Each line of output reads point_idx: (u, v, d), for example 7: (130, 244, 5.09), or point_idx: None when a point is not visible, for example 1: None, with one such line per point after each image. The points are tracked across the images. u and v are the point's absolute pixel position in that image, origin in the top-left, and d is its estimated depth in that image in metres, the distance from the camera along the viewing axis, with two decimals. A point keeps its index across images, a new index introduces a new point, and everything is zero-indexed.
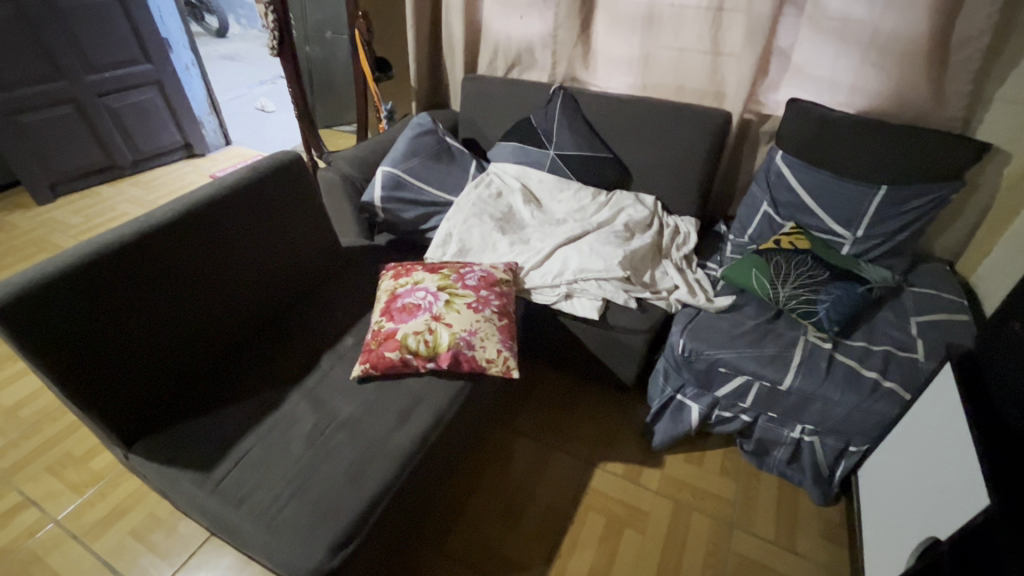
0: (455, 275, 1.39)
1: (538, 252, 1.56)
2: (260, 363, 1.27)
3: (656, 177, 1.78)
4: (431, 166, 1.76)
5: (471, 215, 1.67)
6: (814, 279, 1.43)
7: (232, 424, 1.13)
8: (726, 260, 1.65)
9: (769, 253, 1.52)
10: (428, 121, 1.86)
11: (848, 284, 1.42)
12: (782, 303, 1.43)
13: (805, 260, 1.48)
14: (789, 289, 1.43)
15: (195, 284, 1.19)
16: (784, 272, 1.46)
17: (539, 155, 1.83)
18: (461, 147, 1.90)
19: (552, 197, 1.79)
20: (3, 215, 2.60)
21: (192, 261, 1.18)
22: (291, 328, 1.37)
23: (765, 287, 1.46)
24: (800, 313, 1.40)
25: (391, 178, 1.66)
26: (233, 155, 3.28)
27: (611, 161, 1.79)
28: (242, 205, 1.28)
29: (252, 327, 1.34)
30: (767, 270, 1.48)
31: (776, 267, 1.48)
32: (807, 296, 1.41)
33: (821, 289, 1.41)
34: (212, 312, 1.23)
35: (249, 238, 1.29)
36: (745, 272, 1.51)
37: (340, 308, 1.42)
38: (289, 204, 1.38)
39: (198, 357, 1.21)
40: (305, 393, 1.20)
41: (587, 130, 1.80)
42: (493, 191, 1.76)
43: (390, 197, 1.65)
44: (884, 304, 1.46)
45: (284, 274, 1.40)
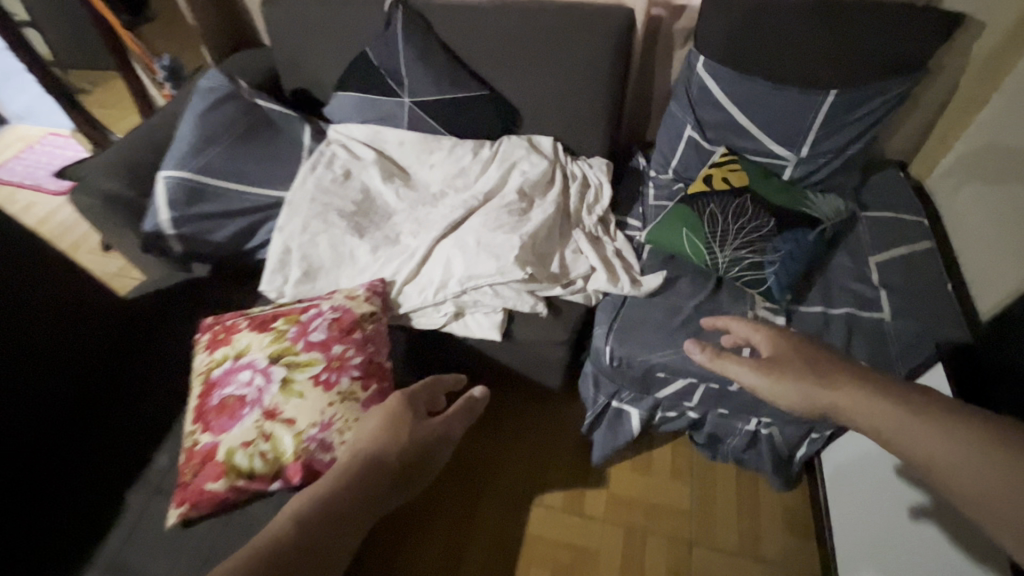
0: (294, 331, 1.00)
1: (411, 257, 1.17)
2: (43, 526, 0.88)
3: (551, 114, 1.36)
4: (240, 152, 1.24)
5: (313, 216, 1.22)
6: (759, 232, 1.14)
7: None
8: (649, 213, 1.32)
9: (701, 201, 1.21)
10: (222, 82, 1.29)
11: (799, 231, 1.14)
12: (722, 268, 1.15)
13: (744, 205, 1.18)
14: (730, 250, 1.14)
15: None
16: (721, 227, 1.16)
17: (389, 106, 1.33)
18: (284, 108, 1.37)
19: (421, 164, 1.35)
20: None
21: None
22: (84, 453, 0.97)
23: (699, 251, 1.17)
24: (744, 279, 1.12)
25: (179, 188, 1.16)
26: (12, 136, 2.47)
27: (488, 100, 1.34)
28: None
29: (24, 471, 0.93)
30: (699, 227, 1.18)
31: (710, 220, 1.18)
32: (752, 256, 1.12)
33: (768, 245, 1.12)
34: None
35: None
36: (673, 232, 1.20)
37: (136, 404, 1.02)
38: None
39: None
40: (106, 564, 0.84)
41: (448, 62, 1.30)
42: (338, 172, 1.29)
43: (185, 218, 1.16)
44: (838, 242, 1.20)
45: (28, 385, 0.95)
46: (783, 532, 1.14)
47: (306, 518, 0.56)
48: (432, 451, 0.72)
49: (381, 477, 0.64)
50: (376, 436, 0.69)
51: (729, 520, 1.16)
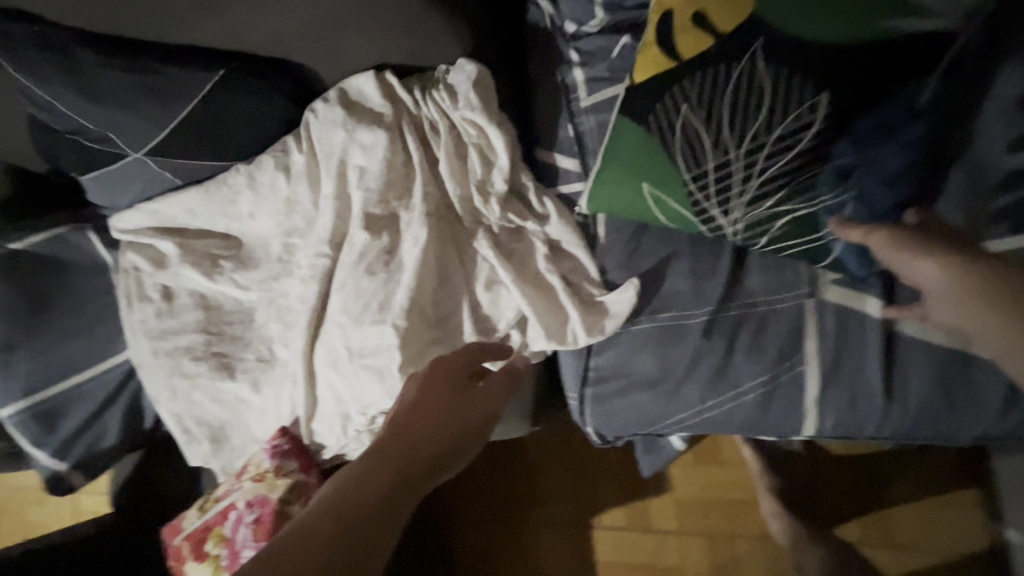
0: (227, 555, 0.85)
1: (294, 381, 0.85)
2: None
3: (348, 43, 0.76)
4: (46, 340, 0.94)
5: (171, 374, 0.92)
6: (799, 150, 0.56)
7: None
8: (586, 135, 0.72)
9: (668, 106, 0.59)
10: None
11: (896, 105, 0.55)
12: (738, 237, 0.61)
13: (759, 90, 0.56)
14: (742, 206, 0.59)
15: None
16: (717, 162, 0.58)
17: (136, 169, 0.85)
18: (46, 230, 0.96)
19: (236, 222, 0.88)
20: None
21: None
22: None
23: (686, 217, 0.62)
24: (783, 249, 0.60)
25: (30, 423, 0.95)
26: None
27: (239, 83, 0.77)
28: None
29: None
30: (674, 171, 0.60)
31: (693, 150, 0.59)
32: (792, 207, 0.58)
33: (819, 173, 0.57)
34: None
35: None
36: (630, 192, 0.63)
37: None
38: None
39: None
40: None
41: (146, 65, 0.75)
42: (157, 298, 0.92)
43: (63, 445, 0.96)
44: (993, 56, 0.55)
45: None
46: (916, 480, 0.88)
47: (336, 519, 0.56)
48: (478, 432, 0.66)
49: (395, 511, 0.58)
50: (425, 417, 0.64)
51: (842, 487, 0.90)
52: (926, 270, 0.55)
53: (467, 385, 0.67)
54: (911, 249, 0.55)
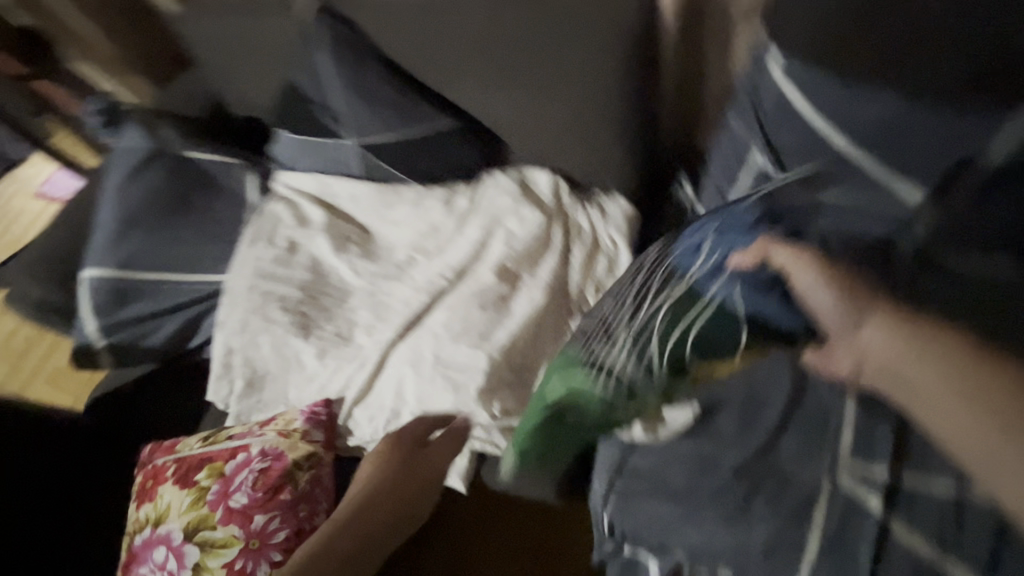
0: (215, 491, 0.85)
1: (361, 365, 0.94)
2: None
3: (545, 148, 0.96)
4: (165, 236, 1.04)
5: (252, 312, 1.01)
6: (672, 255, 0.65)
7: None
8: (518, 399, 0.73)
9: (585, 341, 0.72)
10: (145, 138, 1.10)
11: (791, 217, 0.59)
12: (649, 362, 0.57)
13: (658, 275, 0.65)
14: (627, 329, 0.63)
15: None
16: (592, 339, 0.65)
17: (333, 151, 1.03)
18: (220, 155, 1.11)
19: (381, 223, 1.04)
20: None
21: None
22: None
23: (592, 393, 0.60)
24: (700, 356, 0.53)
25: (104, 293, 1.01)
26: None
27: (455, 135, 0.96)
28: None
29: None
30: (582, 358, 0.64)
31: (596, 343, 0.65)
32: (673, 292, 0.59)
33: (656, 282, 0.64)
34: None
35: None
36: (561, 366, 0.65)
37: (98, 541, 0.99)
38: None
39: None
40: None
41: (396, 94, 0.93)
42: (281, 247, 1.04)
43: (116, 325, 1.02)
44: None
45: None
46: None
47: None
48: (427, 489, 0.83)
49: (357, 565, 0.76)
50: (380, 485, 0.80)
51: None
52: (873, 337, 0.48)
53: (417, 449, 0.84)
54: (855, 296, 0.49)
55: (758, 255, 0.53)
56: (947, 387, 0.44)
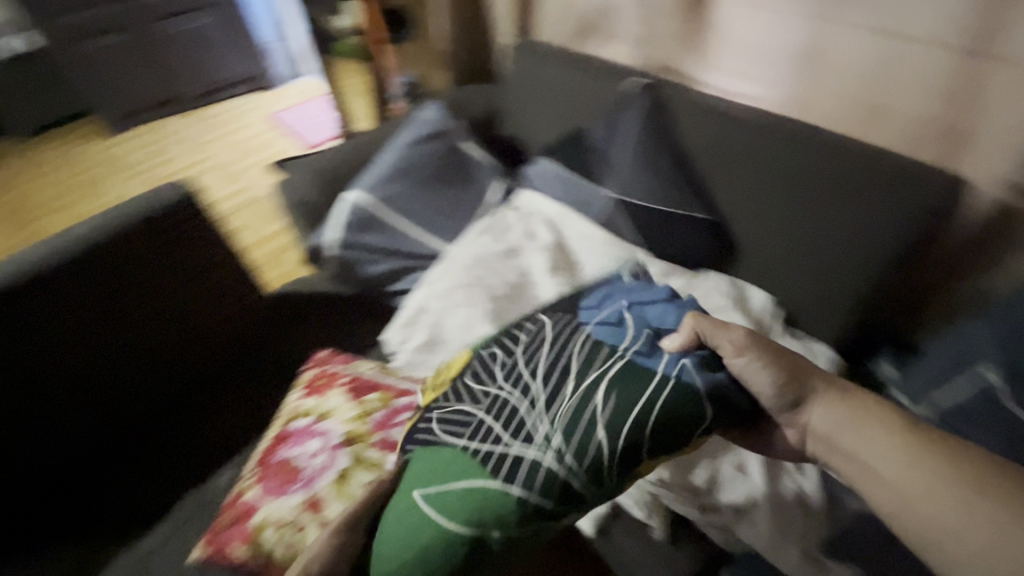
0: (381, 415, 0.90)
1: None
2: (136, 475, 0.98)
3: (777, 272, 1.04)
4: (422, 194, 1.19)
5: (460, 285, 1.11)
6: (569, 359, 0.72)
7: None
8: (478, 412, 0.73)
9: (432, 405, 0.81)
10: (439, 118, 1.26)
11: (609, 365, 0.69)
12: (574, 460, 0.64)
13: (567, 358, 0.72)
14: (551, 414, 0.68)
15: (48, 369, 0.92)
16: (489, 417, 0.72)
17: (587, 193, 1.16)
18: (488, 155, 1.28)
19: (593, 268, 1.12)
20: (71, 145, 2.55)
21: (42, 342, 0.90)
22: (193, 416, 1.05)
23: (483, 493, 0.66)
24: (607, 453, 0.63)
25: (355, 214, 1.15)
26: (297, 91, 2.83)
27: (703, 228, 1.07)
28: (108, 275, 0.95)
29: (154, 409, 1.06)
30: (450, 448, 0.72)
31: (456, 426, 0.74)
32: (613, 368, 0.68)
33: (546, 363, 0.73)
34: (83, 402, 0.96)
35: (139, 302, 0.99)
36: (443, 456, 0.71)
37: (238, 408, 1.05)
38: (175, 265, 1.02)
39: (57, 459, 0.96)
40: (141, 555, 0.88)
41: (674, 176, 1.07)
42: (506, 245, 1.14)
43: (351, 243, 1.15)
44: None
45: (175, 356, 1.05)
46: None
47: None
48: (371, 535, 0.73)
49: None
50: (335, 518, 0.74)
51: None
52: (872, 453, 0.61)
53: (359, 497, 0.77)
54: (861, 421, 0.64)
55: (691, 337, 0.70)
56: (948, 505, 0.55)
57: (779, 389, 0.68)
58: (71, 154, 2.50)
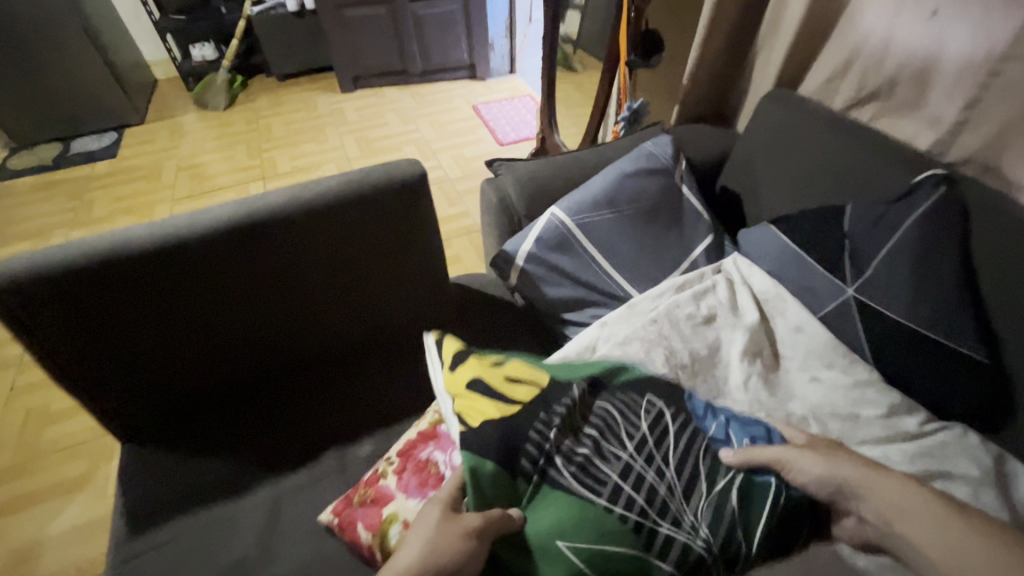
0: None
1: None
2: (290, 411, 1.04)
3: None
4: (625, 231, 1.11)
5: (637, 338, 0.96)
6: (696, 464, 0.79)
7: (215, 485, 0.93)
8: (597, 476, 0.76)
9: (536, 436, 0.79)
10: (666, 154, 1.17)
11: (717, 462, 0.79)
12: (716, 552, 0.73)
13: (687, 449, 0.80)
14: (689, 503, 0.76)
15: (259, 292, 1.01)
16: (623, 483, 0.75)
17: (820, 283, 0.97)
18: (703, 206, 1.16)
19: (803, 371, 0.94)
20: (313, 94, 2.93)
21: (262, 269, 1.00)
22: (347, 376, 1.09)
23: (613, 532, 0.72)
24: (742, 549, 0.74)
25: (552, 232, 1.10)
26: (507, 88, 2.94)
27: (976, 373, 0.83)
28: (327, 223, 1.01)
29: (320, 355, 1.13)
30: (586, 498, 0.74)
31: (591, 482, 0.75)
32: (735, 480, 0.76)
33: (672, 445, 0.80)
34: (273, 328, 1.05)
35: (345, 258, 1.05)
36: (564, 512, 0.73)
37: (392, 383, 1.08)
38: (382, 231, 1.05)
39: (238, 369, 1.06)
40: (276, 495, 0.92)
41: (955, 299, 0.84)
42: (701, 312, 1.00)
43: (538, 258, 1.10)
44: None
45: (353, 312, 1.11)
46: None
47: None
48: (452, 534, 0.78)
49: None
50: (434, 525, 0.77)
51: None
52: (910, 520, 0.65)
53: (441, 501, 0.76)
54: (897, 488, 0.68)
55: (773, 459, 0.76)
56: (964, 547, 0.62)
57: (823, 475, 0.72)
58: (311, 100, 2.87)
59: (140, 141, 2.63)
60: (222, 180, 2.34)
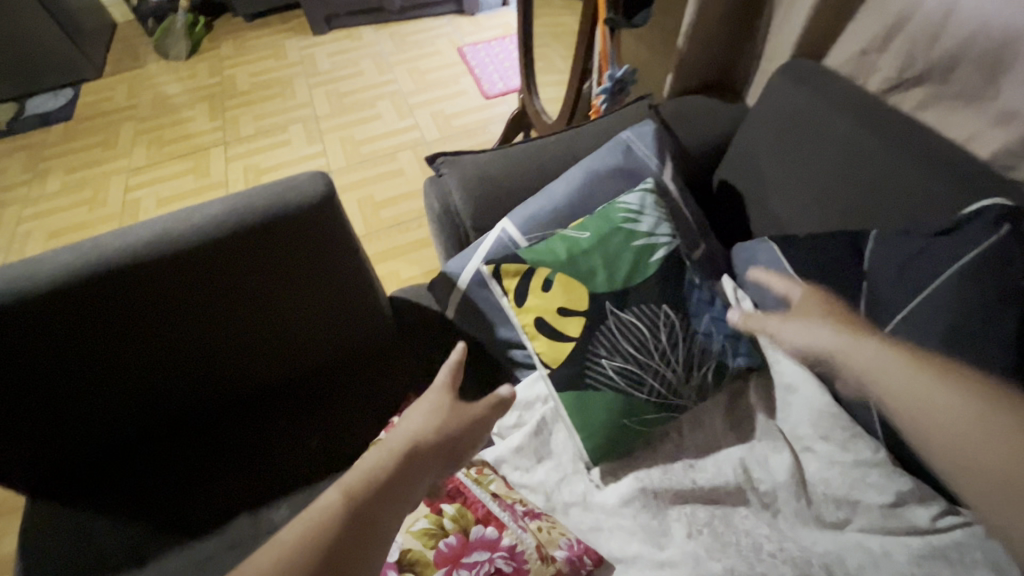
0: (449, 545, 0.72)
1: (657, 564, 0.74)
2: (222, 461, 0.92)
3: None
4: None
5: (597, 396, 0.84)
6: (672, 328, 0.82)
7: (135, 551, 0.84)
8: (629, 369, 0.82)
9: (592, 364, 0.82)
10: (647, 151, 0.94)
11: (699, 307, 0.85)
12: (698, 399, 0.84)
13: (683, 333, 0.83)
14: (680, 356, 0.82)
15: (176, 334, 0.86)
16: (649, 378, 0.81)
17: None
18: (690, 216, 0.94)
19: (790, 442, 0.82)
20: (284, 37, 2.62)
21: (160, 313, 0.83)
22: (289, 416, 0.97)
23: (631, 428, 0.82)
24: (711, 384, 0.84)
25: (500, 254, 0.90)
26: (499, 24, 2.58)
27: None
28: (234, 259, 0.83)
29: (257, 388, 0.99)
30: (626, 394, 0.81)
31: (632, 380, 0.81)
32: (719, 346, 0.82)
33: (675, 337, 0.82)
34: (200, 370, 0.92)
35: (268, 293, 0.89)
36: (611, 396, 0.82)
37: (326, 429, 0.95)
38: (306, 261, 0.88)
39: (165, 411, 0.94)
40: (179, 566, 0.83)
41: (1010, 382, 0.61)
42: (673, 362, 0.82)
43: (482, 286, 0.91)
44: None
45: (282, 349, 0.96)
46: None
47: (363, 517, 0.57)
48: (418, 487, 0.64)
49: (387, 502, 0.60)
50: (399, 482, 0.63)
51: None
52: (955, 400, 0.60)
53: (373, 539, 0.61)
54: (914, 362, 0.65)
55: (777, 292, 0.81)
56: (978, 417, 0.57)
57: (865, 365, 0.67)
58: (281, 45, 2.58)
59: (97, 98, 2.42)
60: (183, 144, 2.14)
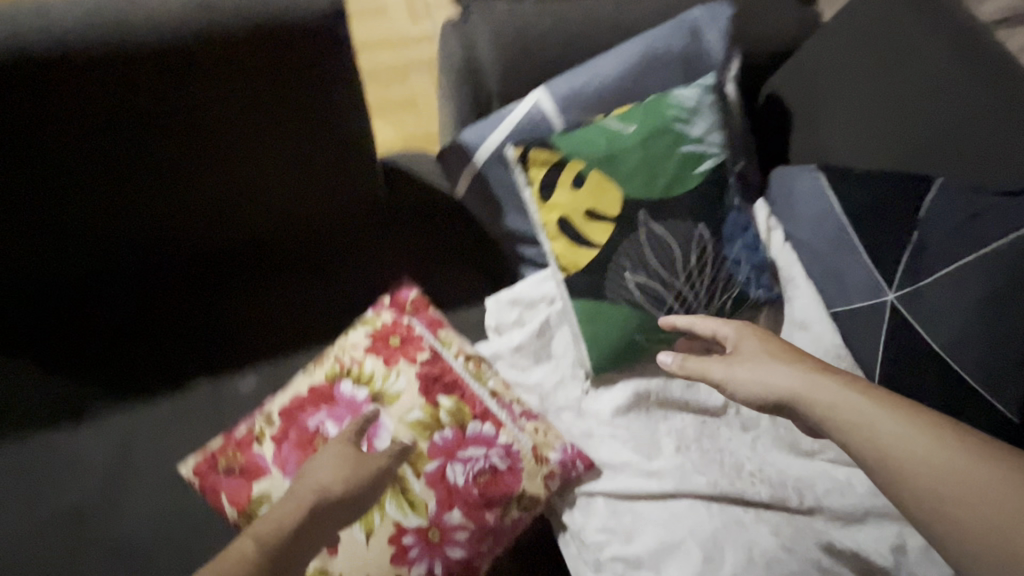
0: (445, 438, 0.68)
1: (644, 472, 0.75)
2: (176, 324, 0.80)
3: None
4: None
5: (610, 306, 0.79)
6: (703, 246, 0.75)
7: (77, 408, 0.75)
8: (650, 284, 0.74)
9: (617, 271, 0.73)
10: (715, 37, 0.81)
11: (735, 224, 0.77)
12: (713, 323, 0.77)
13: (714, 252, 0.75)
14: (704, 276, 0.75)
15: (123, 162, 0.70)
16: (669, 296, 0.74)
17: (858, 272, 0.75)
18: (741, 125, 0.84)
19: None
20: None
21: (111, 131, 0.68)
22: (256, 283, 0.84)
23: (639, 343, 0.75)
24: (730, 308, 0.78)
25: (528, 130, 0.77)
26: None
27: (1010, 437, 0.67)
28: (209, 79, 0.67)
29: (228, 254, 0.84)
30: (642, 309, 0.74)
31: (652, 296, 0.74)
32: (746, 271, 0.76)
33: (705, 256, 0.75)
34: (154, 218, 0.76)
35: (246, 133, 0.73)
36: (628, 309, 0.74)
37: (306, 311, 0.82)
38: (297, 101, 0.72)
39: (107, 262, 0.79)
40: (130, 423, 0.74)
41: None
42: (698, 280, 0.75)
43: (501, 164, 0.79)
44: None
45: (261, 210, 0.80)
46: None
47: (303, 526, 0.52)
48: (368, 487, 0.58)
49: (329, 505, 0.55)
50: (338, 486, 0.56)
51: None
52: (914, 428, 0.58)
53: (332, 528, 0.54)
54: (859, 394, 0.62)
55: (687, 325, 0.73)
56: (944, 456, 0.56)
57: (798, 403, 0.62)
58: None
59: None
60: None
